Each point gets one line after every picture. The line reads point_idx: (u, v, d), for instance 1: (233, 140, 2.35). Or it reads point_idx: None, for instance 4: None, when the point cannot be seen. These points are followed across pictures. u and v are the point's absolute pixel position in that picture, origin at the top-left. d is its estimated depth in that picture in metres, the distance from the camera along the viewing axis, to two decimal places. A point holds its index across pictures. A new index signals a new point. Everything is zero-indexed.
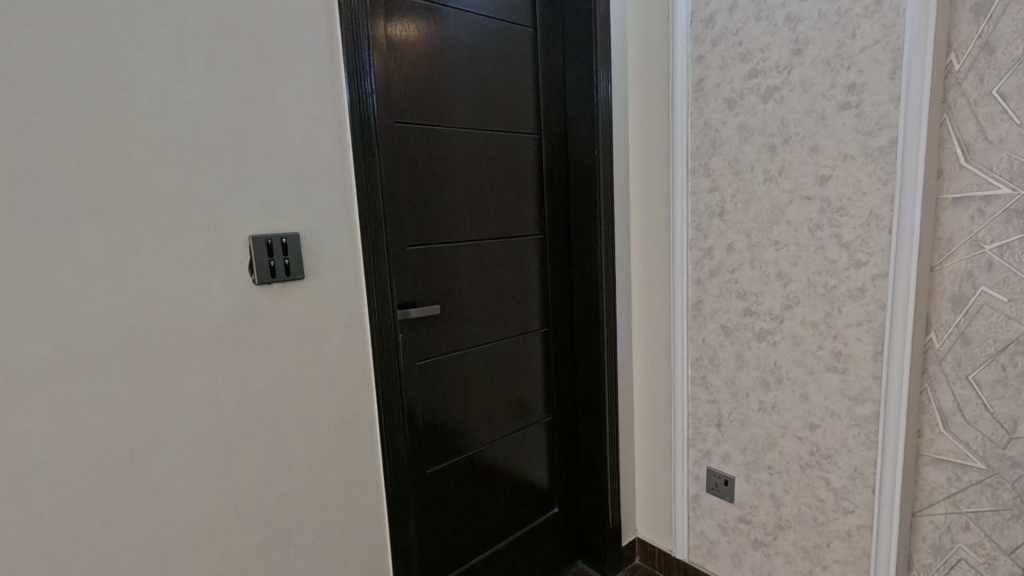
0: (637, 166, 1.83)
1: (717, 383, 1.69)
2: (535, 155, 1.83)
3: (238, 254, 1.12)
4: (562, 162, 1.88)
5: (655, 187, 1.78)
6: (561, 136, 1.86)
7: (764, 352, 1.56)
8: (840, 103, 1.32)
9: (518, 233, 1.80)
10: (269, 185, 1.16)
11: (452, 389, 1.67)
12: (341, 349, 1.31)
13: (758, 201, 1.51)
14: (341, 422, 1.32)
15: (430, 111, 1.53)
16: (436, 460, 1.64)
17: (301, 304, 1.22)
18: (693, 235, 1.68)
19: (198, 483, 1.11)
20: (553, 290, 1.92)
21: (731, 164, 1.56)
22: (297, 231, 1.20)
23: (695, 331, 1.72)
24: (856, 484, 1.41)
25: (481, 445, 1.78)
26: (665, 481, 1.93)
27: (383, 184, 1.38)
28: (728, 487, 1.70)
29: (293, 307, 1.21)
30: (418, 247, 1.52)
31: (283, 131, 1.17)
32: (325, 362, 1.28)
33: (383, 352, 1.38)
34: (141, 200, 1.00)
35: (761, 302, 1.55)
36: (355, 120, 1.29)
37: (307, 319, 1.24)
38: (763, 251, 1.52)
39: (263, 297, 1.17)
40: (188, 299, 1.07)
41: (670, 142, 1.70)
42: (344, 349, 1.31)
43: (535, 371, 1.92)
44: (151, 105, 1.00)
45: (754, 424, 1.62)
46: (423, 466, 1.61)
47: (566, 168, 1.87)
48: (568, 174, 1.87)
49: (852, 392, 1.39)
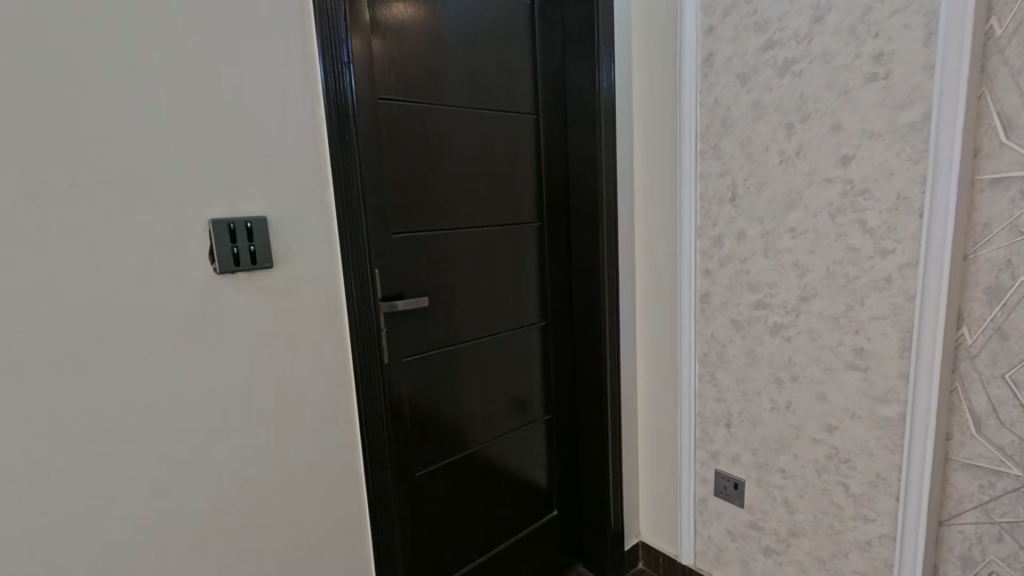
0: (640, 148, 1.71)
1: (726, 380, 1.58)
2: (532, 137, 1.71)
3: (197, 239, 1.02)
4: (560, 145, 1.76)
5: (660, 171, 1.66)
6: (559, 116, 1.74)
7: (778, 348, 1.45)
8: (865, 75, 1.20)
9: (512, 221, 1.70)
10: (233, 165, 1.06)
11: (443, 386, 1.57)
12: (316, 344, 1.21)
13: (772, 184, 1.40)
14: (317, 422, 1.23)
15: (417, 87, 1.42)
16: (425, 463, 1.55)
17: (271, 295, 1.13)
18: (701, 222, 1.57)
19: (158, 491, 1.02)
20: (550, 282, 1.82)
21: (742, 145, 1.44)
22: (264, 215, 1.10)
23: (702, 324, 1.61)
24: (877, 491, 1.31)
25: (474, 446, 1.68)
26: (670, 483, 1.83)
27: (364, 166, 1.28)
28: (738, 490, 1.60)
29: (261, 298, 1.11)
30: (403, 235, 1.42)
31: (248, 105, 1.07)
32: (299, 357, 1.18)
33: (364, 347, 1.28)
34: (85, 179, 0.90)
35: (775, 293, 1.43)
36: (331, 95, 1.18)
37: (278, 311, 1.14)
38: (778, 239, 1.41)
39: (227, 287, 1.07)
40: (141, 290, 0.97)
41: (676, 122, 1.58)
42: (320, 344, 1.21)
43: (531, 367, 1.82)
44: (95, 71, 0.89)
45: (766, 425, 1.51)
46: (411, 470, 1.51)
47: (563, 152, 1.76)
48: (565, 158, 1.76)
49: (875, 392, 1.28)
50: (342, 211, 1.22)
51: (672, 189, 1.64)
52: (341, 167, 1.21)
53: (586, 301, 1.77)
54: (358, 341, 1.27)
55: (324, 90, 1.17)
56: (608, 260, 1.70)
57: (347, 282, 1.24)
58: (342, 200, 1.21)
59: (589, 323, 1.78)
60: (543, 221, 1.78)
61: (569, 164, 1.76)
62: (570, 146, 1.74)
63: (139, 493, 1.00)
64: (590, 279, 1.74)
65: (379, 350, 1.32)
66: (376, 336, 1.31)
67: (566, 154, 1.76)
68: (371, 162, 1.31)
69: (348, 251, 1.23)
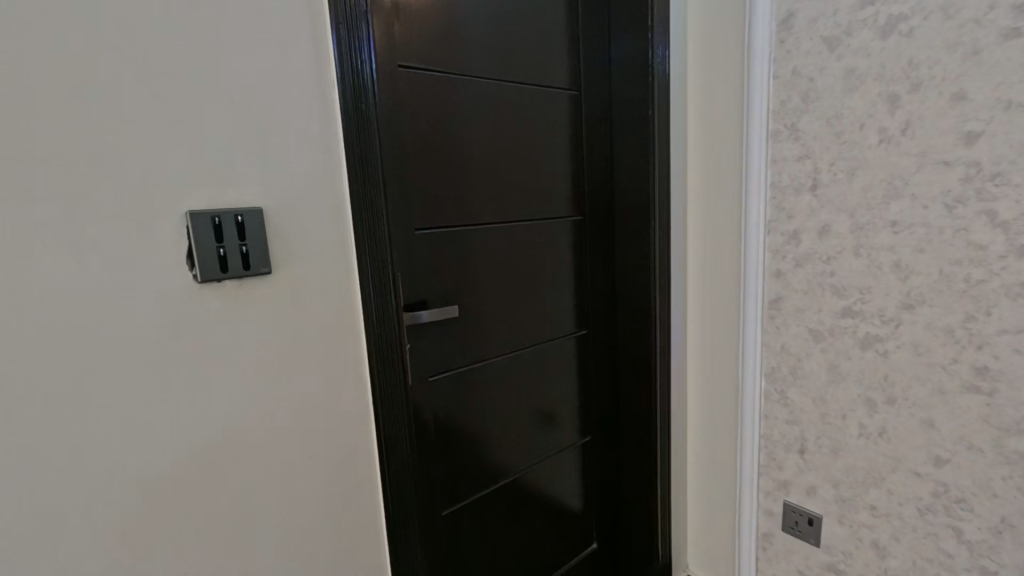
0: (696, 128, 1.46)
1: (801, 400, 1.36)
2: (570, 117, 1.49)
3: (175, 237, 0.80)
4: (603, 127, 1.53)
5: (722, 155, 1.41)
6: (602, 94, 1.52)
7: (871, 364, 1.22)
8: (1003, 31, 0.97)
9: (548, 215, 1.48)
10: (222, 146, 0.84)
11: (472, 407, 1.36)
12: (326, 365, 0.99)
13: (868, 169, 1.17)
14: (329, 457, 1.02)
15: (444, 54, 1.20)
16: (453, 498, 1.34)
17: (271, 307, 0.91)
18: (773, 215, 1.34)
19: (129, 557, 0.81)
20: (590, 285, 1.60)
21: (829, 123, 1.21)
22: (260, 208, 0.88)
23: (772, 334, 1.39)
24: (1002, 540, 1.08)
25: (506, 476, 1.47)
26: (727, 515, 1.59)
27: (384, 148, 1.06)
28: (813, 528, 1.38)
29: (258, 311, 0.90)
30: (427, 231, 1.20)
31: (240, 68, 0.85)
32: (305, 382, 0.97)
33: (384, 366, 1.07)
34: (24, 159, 0.68)
35: (868, 300, 1.21)
36: (345, 60, 0.97)
37: (279, 326, 0.92)
38: (875, 234, 1.18)
39: (216, 298, 0.85)
40: (106, 303, 0.76)
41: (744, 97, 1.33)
42: (331, 364, 1.00)
43: (568, 382, 1.61)
44: (35, 15, 0.68)
45: (852, 454, 1.29)
46: (437, 508, 1.30)
47: (606, 136, 1.53)
48: (608, 143, 1.54)
49: (1004, 421, 1.05)
50: (357, 202, 1.00)
51: (735, 175, 1.39)
52: (355, 147, 0.99)
53: (633, 307, 1.55)
54: (377, 359, 1.06)
55: (335, 55, 0.96)
56: (658, 259, 1.48)
57: (364, 289, 1.02)
58: (357, 189, 1.00)
59: (635, 332, 1.56)
60: (584, 214, 1.56)
61: (613, 150, 1.53)
62: (614, 130, 1.52)
63: (105, 562, 0.79)
64: (637, 281, 1.52)
65: (401, 369, 1.11)
66: (399, 354, 1.09)
67: (609, 139, 1.53)
68: (391, 145, 1.09)
69: (365, 251, 1.01)
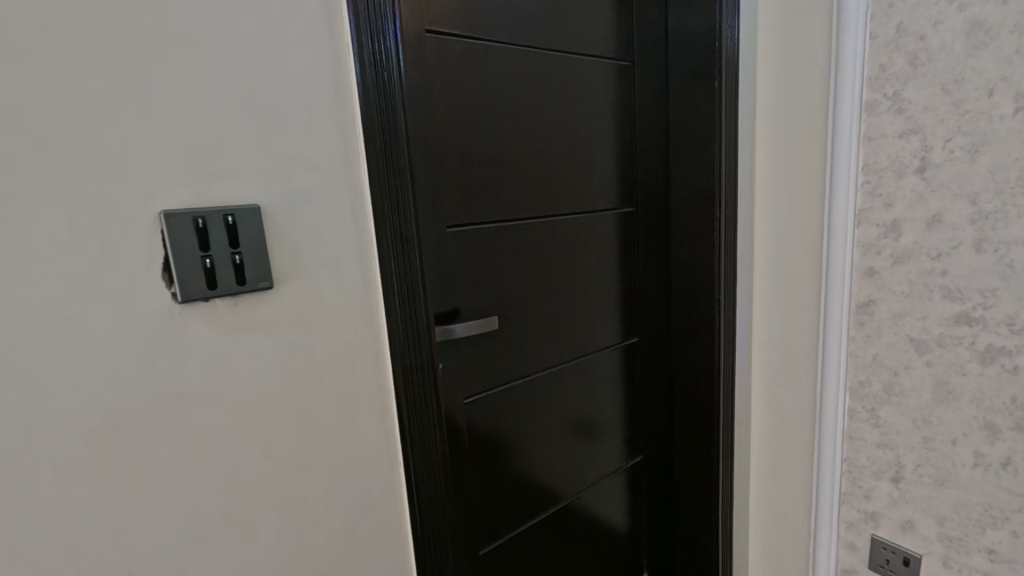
0: (765, 96, 1.21)
1: (897, 421, 1.15)
2: (615, 93, 1.30)
3: (150, 244, 0.63)
4: (658, 104, 1.33)
5: (802, 131, 1.17)
6: (655, 65, 1.32)
7: (992, 381, 1.02)
8: None
9: (594, 207, 1.29)
10: (209, 128, 0.67)
11: (511, 428, 1.19)
12: (342, 394, 0.82)
13: (998, 146, 0.95)
14: (350, 501, 0.85)
15: (478, 18, 1.02)
16: (491, 535, 1.18)
17: (279, 328, 0.75)
18: (867, 202, 1.12)
19: None
20: (637, 284, 1.43)
21: (946, 91, 1.00)
22: (257, 205, 0.71)
23: (862, 344, 1.18)
24: None
25: (549, 506, 1.30)
26: (801, 562, 1.34)
27: (411, 129, 0.88)
28: (909, 567, 1.19)
29: (258, 333, 0.73)
30: (460, 229, 1.03)
31: (230, 29, 0.67)
32: (316, 417, 0.80)
33: (412, 391, 0.90)
34: None
35: (992, 305, 1.00)
36: (362, 20, 0.79)
37: (284, 350, 0.75)
38: (1005, 225, 0.96)
39: (206, 319, 0.68)
40: (67, 332, 0.59)
41: (834, 59, 1.09)
42: (348, 393, 0.83)
43: (613, 396, 1.43)
44: None
45: (964, 486, 1.09)
46: (474, 548, 1.14)
47: (659, 115, 1.34)
48: (662, 124, 1.34)
49: None
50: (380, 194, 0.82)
51: (817, 154, 1.15)
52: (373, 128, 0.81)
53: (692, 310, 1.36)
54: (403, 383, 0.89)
55: (350, 18, 0.79)
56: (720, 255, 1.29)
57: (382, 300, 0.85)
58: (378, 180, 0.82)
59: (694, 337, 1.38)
60: (635, 206, 1.39)
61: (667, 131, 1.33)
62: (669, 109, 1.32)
63: None
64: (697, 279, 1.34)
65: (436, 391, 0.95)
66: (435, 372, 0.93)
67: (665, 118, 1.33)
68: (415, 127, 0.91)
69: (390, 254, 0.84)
